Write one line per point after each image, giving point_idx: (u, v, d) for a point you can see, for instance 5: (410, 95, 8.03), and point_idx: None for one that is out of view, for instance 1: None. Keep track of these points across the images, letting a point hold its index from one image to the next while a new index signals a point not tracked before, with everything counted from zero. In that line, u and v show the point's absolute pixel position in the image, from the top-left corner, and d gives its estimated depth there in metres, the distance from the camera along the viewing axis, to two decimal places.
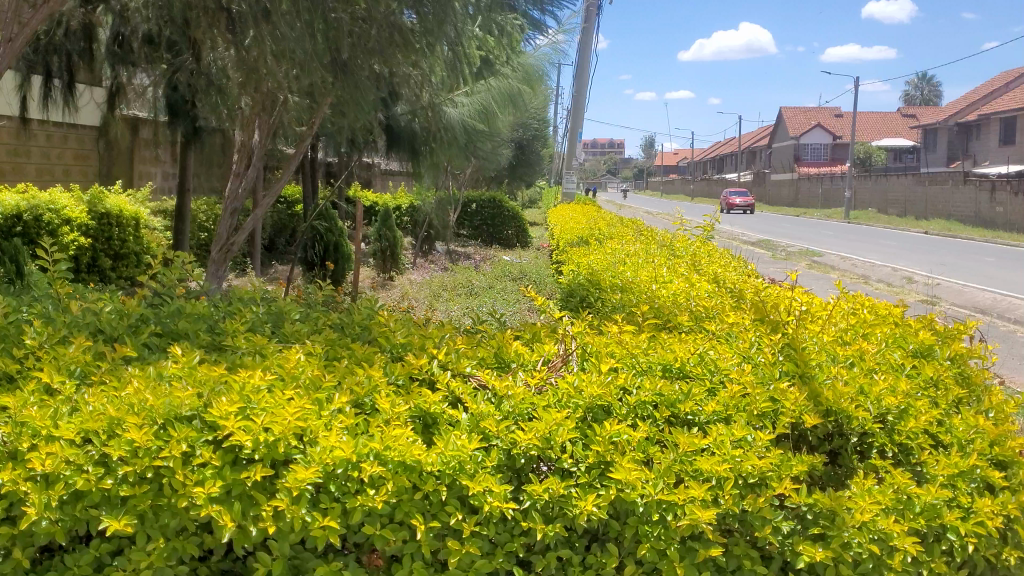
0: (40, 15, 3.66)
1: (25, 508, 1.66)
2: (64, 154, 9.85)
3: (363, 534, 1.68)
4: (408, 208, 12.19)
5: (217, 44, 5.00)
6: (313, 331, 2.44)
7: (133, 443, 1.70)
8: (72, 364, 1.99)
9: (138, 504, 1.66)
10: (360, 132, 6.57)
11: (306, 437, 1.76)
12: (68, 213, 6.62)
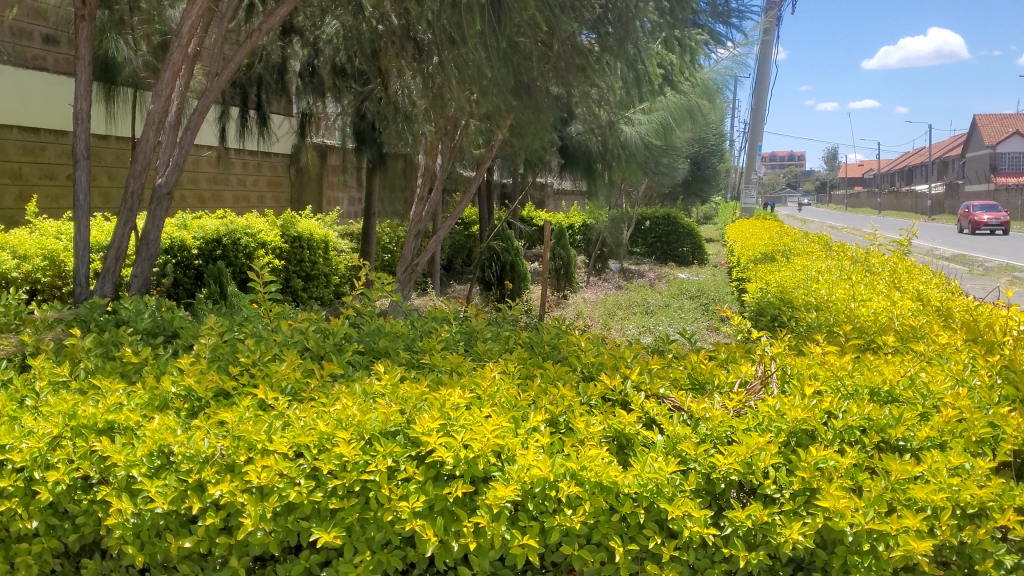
0: (243, 51, 3.86)
1: (241, 519, 1.74)
2: (258, 180, 10.40)
3: (562, 555, 1.67)
4: (582, 226, 12.23)
5: (404, 72, 5.16)
6: (505, 350, 2.46)
7: (341, 458, 1.77)
8: (283, 381, 2.07)
9: (347, 516, 1.71)
10: (539, 152, 6.62)
11: (504, 455, 1.77)
12: (264, 237, 6.95)
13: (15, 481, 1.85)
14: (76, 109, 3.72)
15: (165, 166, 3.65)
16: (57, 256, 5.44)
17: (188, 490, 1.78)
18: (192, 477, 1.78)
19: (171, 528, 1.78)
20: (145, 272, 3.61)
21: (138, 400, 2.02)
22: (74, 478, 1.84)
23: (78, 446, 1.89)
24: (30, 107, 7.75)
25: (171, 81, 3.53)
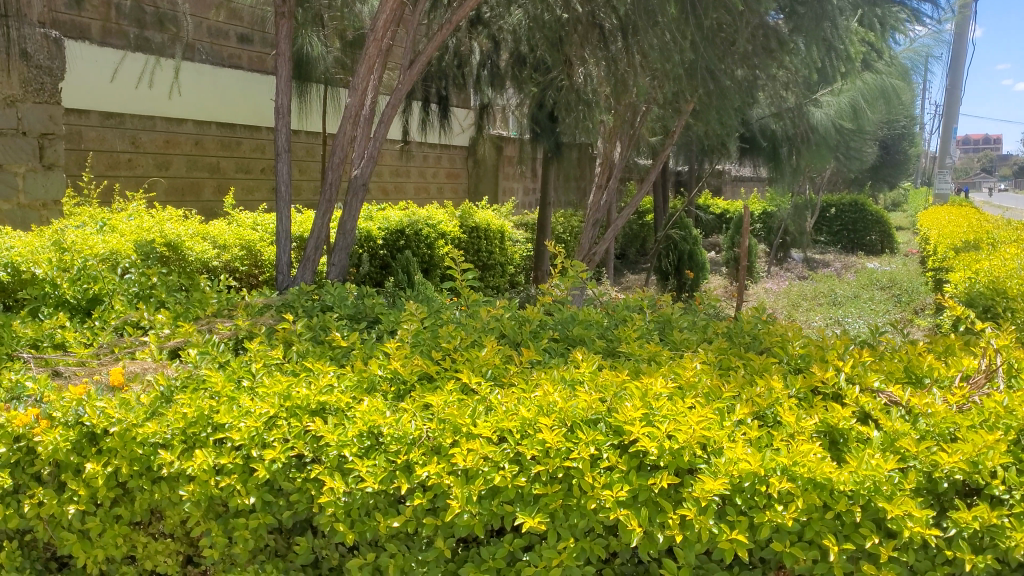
0: (434, 43, 3.93)
1: (447, 501, 1.76)
2: (438, 173, 10.65)
3: (772, 551, 1.61)
4: (762, 215, 11.93)
5: (588, 62, 5.17)
6: (702, 340, 2.42)
7: (545, 444, 1.77)
8: (484, 366, 2.10)
9: (550, 502, 1.71)
10: (720, 139, 6.48)
11: (710, 447, 1.73)
12: (444, 227, 7.10)
13: (234, 458, 1.96)
14: (277, 104, 3.88)
15: (360, 158, 3.77)
16: (254, 246, 5.75)
17: (396, 470, 1.83)
18: (401, 458, 1.83)
19: (380, 507, 1.83)
20: (342, 261, 3.75)
21: (348, 383, 2.11)
22: (289, 456, 1.93)
23: (292, 426, 1.98)
24: (228, 105, 8.21)
25: (366, 75, 3.64)
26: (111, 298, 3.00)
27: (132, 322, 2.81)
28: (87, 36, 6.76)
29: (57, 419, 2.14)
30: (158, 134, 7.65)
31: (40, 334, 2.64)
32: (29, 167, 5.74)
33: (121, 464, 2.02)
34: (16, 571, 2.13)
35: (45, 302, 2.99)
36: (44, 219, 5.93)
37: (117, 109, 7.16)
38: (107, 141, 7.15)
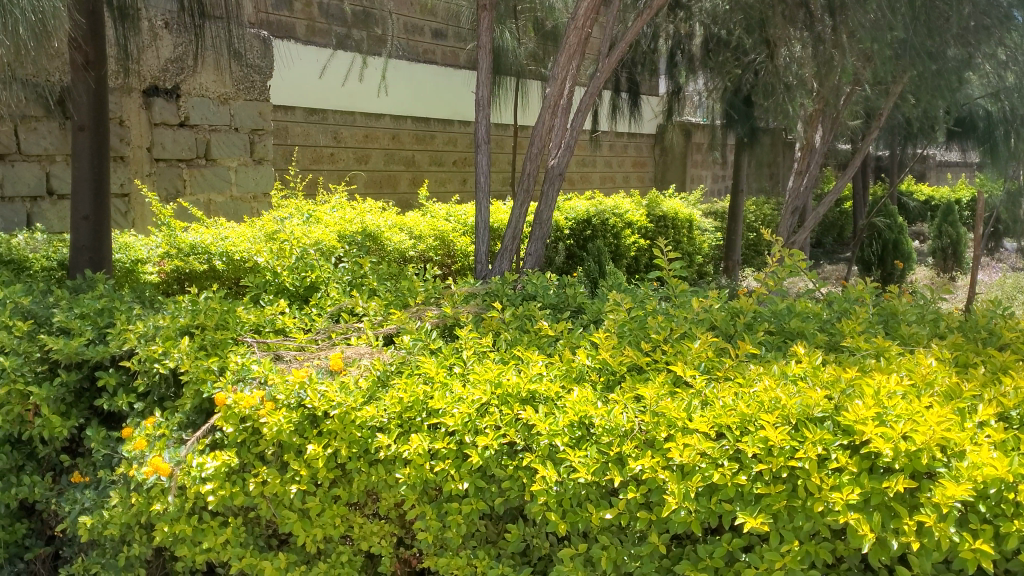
0: (634, 29, 3.86)
1: (663, 497, 1.73)
2: (624, 162, 10.70)
3: (1020, 563, 1.49)
4: (970, 202, 11.29)
5: (793, 42, 5.06)
6: (932, 335, 2.29)
7: (767, 441, 1.70)
8: (698, 359, 2.05)
9: (773, 503, 1.64)
10: (930, 122, 6.14)
11: (950, 450, 1.62)
12: (631, 217, 7.01)
13: (448, 444, 1.99)
14: (478, 96, 3.92)
15: (558, 148, 3.78)
16: (447, 237, 5.89)
17: (610, 462, 1.80)
18: (613, 450, 1.81)
19: (592, 499, 1.80)
20: (538, 250, 3.76)
21: (557, 372, 2.10)
22: (501, 443, 1.94)
23: (504, 414, 1.99)
24: (423, 100, 8.55)
25: (566, 64, 3.65)
26: (325, 286, 3.12)
27: (346, 309, 2.93)
28: (292, 35, 7.03)
29: (280, 402, 2.24)
30: (358, 129, 7.95)
31: (261, 320, 2.79)
32: (241, 161, 6.40)
33: (341, 446, 2.10)
34: (241, 547, 2.23)
35: (265, 289, 3.15)
36: (255, 211, 6.57)
37: (320, 106, 7.44)
38: (311, 136, 7.45)
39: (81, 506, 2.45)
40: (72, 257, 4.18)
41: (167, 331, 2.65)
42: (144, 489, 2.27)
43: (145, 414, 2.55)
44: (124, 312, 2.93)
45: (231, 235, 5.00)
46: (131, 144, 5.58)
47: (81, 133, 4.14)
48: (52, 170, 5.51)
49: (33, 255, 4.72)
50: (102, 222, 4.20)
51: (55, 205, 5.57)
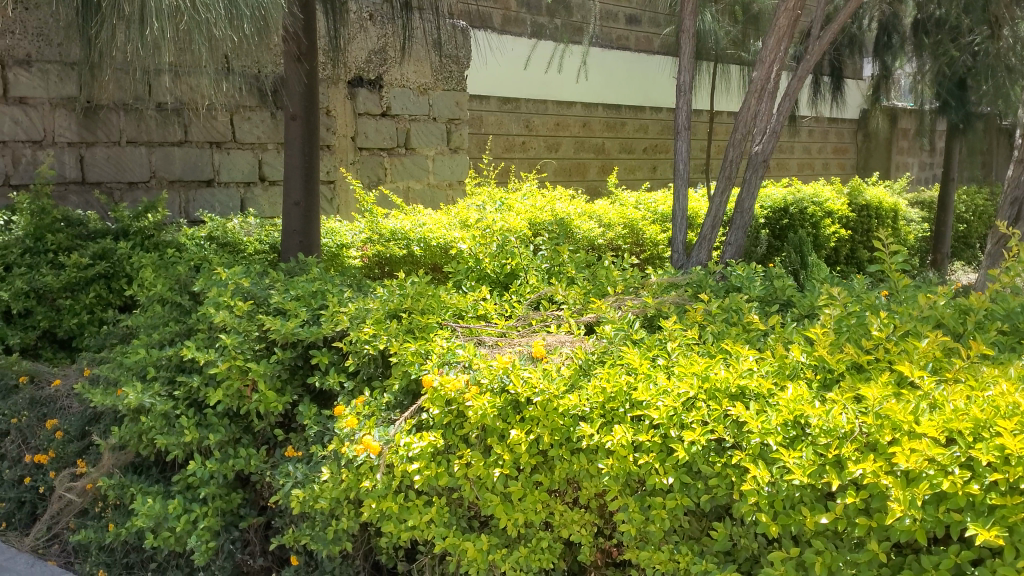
0: (849, 9, 3.68)
1: (886, 503, 1.65)
2: (824, 148, 10.72)
3: None
4: None
5: None
6: None
7: (1004, 450, 1.59)
8: (924, 359, 1.95)
9: (1008, 515, 1.53)
10: None
11: None
12: (831, 206, 6.73)
13: (652, 436, 1.96)
14: (679, 81, 3.87)
15: (762, 134, 3.68)
16: (636, 225, 5.86)
17: (826, 465, 1.73)
18: (831, 453, 1.74)
19: (807, 502, 1.74)
20: (738, 240, 3.66)
21: (768, 368, 2.04)
22: (709, 439, 1.90)
23: (712, 409, 1.94)
24: (613, 87, 8.93)
25: (775, 47, 3.56)
26: (524, 274, 3.15)
27: (547, 297, 2.95)
28: (488, 24, 7.42)
29: (485, 386, 2.27)
30: (549, 117, 8.37)
31: (465, 305, 2.84)
32: (438, 150, 6.57)
33: (543, 433, 2.12)
34: (444, 527, 2.28)
35: (467, 275, 3.22)
36: (450, 198, 6.74)
37: (513, 95, 7.89)
38: (504, 125, 7.90)
39: (294, 479, 2.55)
40: (284, 240, 4.44)
41: (377, 314, 2.75)
42: (355, 466, 2.39)
43: (354, 393, 2.65)
44: (334, 295, 3.07)
45: (429, 222, 5.18)
46: (336, 133, 5.90)
47: (293, 122, 4.36)
48: (264, 157, 5.80)
49: (248, 238, 5.04)
50: (312, 207, 4.43)
51: (266, 191, 5.86)
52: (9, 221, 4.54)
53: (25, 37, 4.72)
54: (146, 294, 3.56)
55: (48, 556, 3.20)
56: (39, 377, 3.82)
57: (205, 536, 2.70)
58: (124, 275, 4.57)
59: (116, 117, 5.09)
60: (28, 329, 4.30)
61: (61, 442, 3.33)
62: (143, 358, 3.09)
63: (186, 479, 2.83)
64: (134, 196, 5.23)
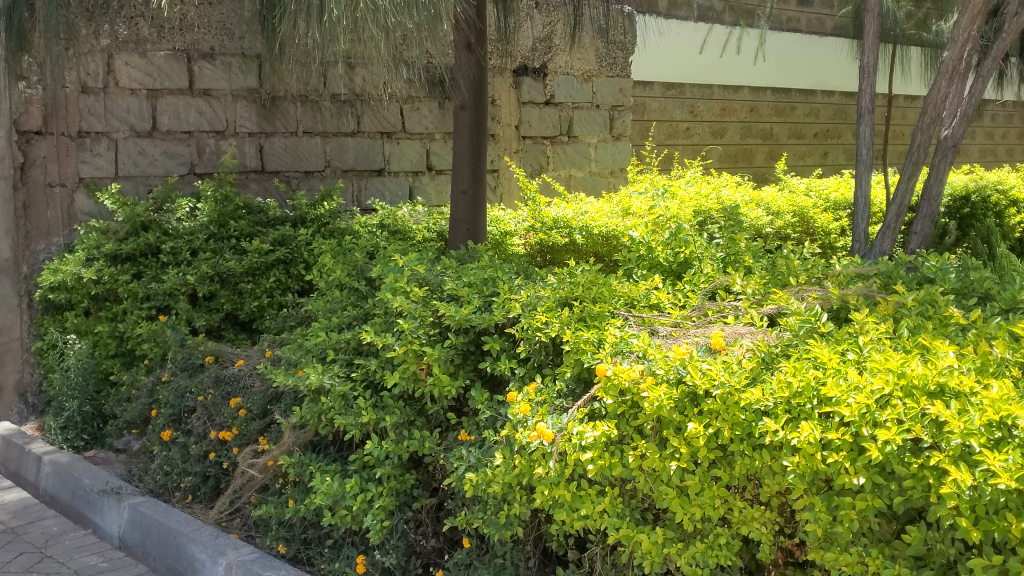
0: None
1: None
2: (1008, 133, 10.24)
3: None
4: None
5: None
6: None
7: None
8: None
9: None
10: None
11: None
12: (1017, 193, 6.36)
13: (842, 434, 1.89)
14: (863, 63, 3.93)
15: (952, 118, 3.68)
16: (806, 213, 5.69)
17: None
18: None
19: (1013, 507, 1.65)
20: (924, 230, 3.80)
21: (970, 365, 1.94)
22: (905, 439, 1.81)
23: (909, 407, 1.86)
24: (781, 70, 8.87)
25: (967, 25, 3.50)
26: (699, 262, 3.10)
27: (723, 287, 2.88)
28: (654, 10, 7.43)
29: (660, 376, 2.23)
30: (714, 103, 8.37)
31: (637, 294, 2.80)
32: (601, 138, 6.54)
33: (724, 426, 2.09)
34: (618, 517, 2.25)
35: (638, 264, 3.18)
36: (612, 186, 6.69)
37: (678, 81, 7.90)
38: (668, 112, 7.92)
39: (467, 463, 2.59)
40: (450, 228, 4.51)
41: (548, 302, 2.75)
42: (527, 453, 2.39)
43: (525, 379, 2.66)
44: (506, 282, 3.09)
45: (592, 210, 5.16)
46: (501, 122, 5.97)
47: (463, 111, 4.45)
48: (431, 147, 5.90)
49: (416, 226, 5.15)
50: (479, 195, 4.49)
51: (434, 180, 5.95)
52: (194, 208, 4.78)
53: (209, 31, 4.99)
54: (325, 280, 3.70)
55: (231, 529, 3.34)
56: (223, 357, 3.96)
57: (380, 515, 2.78)
58: (302, 262, 4.74)
59: (293, 108, 5.28)
60: (212, 310, 4.54)
61: (245, 420, 3.48)
62: (323, 341, 3.21)
63: (363, 459, 2.92)
64: (310, 184, 5.40)
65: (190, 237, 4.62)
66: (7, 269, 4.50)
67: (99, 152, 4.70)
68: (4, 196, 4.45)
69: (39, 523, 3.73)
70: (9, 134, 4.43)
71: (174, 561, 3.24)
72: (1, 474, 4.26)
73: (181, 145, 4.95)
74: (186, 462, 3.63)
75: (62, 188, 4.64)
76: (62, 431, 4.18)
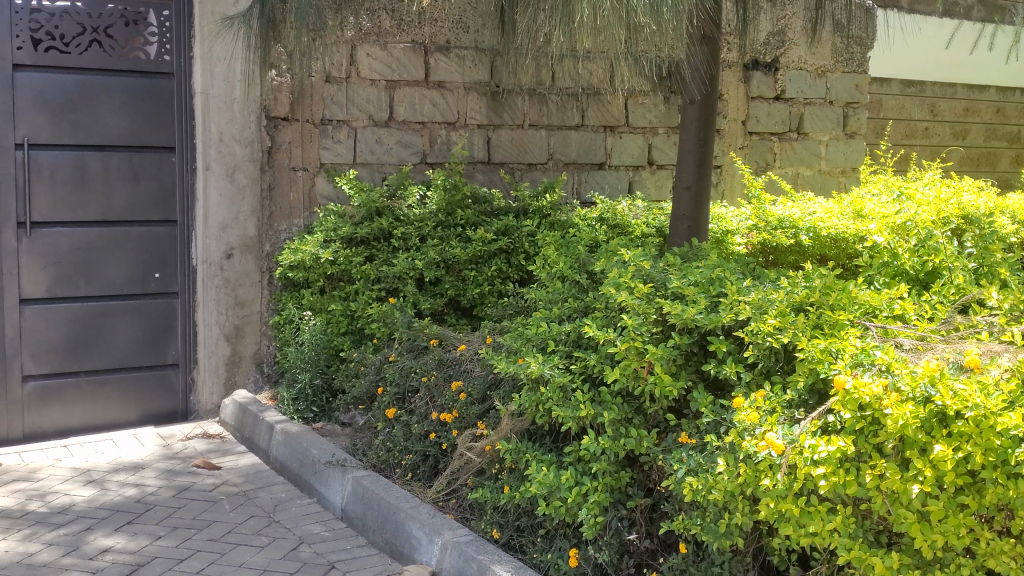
0: None
1: None
2: None
3: None
4: None
5: None
6: None
7: None
8: None
9: None
10: None
11: None
12: None
13: None
14: None
15: None
16: None
17: None
18: None
19: None
20: None
21: None
22: None
23: None
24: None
25: None
26: (948, 272, 2.93)
27: (976, 300, 2.70)
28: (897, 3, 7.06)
29: (906, 394, 2.11)
30: (958, 103, 7.93)
31: (879, 303, 2.64)
32: (833, 136, 6.27)
33: (976, 451, 1.97)
34: (849, 538, 2.14)
35: (880, 271, 3.06)
36: (842, 186, 6.39)
37: (919, 78, 7.46)
38: (907, 110, 7.51)
39: (687, 467, 2.53)
40: (672, 225, 4.45)
41: (781, 306, 2.65)
42: (753, 462, 2.30)
43: (752, 385, 2.57)
44: (734, 282, 2.99)
45: (821, 209, 4.98)
46: (727, 117, 5.85)
47: (692, 106, 4.37)
48: (654, 142, 5.82)
49: (636, 220, 5.11)
50: (704, 192, 4.41)
51: (654, 174, 5.86)
52: (424, 196, 4.94)
53: (445, 25, 5.13)
54: (548, 272, 3.73)
55: (447, 510, 3.41)
56: (446, 342, 4.09)
57: (594, 510, 2.75)
58: (523, 252, 4.81)
59: (521, 101, 5.35)
60: (437, 295, 4.68)
61: (464, 404, 3.56)
62: (544, 332, 3.23)
63: (579, 452, 2.91)
64: (533, 176, 5.46)
65: (420, 223, 4.79)
66: (252, 247, 4.78)
67: (340, 139, 4.92)
68: (252, 177, 4.73)
69: (268, 489, 3.95)
70: (259, 119, 4.72)
71: (391, 536, 3.34)
72: (236, 440, 4.53)
73: (415, 135, 5.12)
74: (407, 440, 3.74)
75: (305, 172, 4.89)
76: (294, 402, 4.42)
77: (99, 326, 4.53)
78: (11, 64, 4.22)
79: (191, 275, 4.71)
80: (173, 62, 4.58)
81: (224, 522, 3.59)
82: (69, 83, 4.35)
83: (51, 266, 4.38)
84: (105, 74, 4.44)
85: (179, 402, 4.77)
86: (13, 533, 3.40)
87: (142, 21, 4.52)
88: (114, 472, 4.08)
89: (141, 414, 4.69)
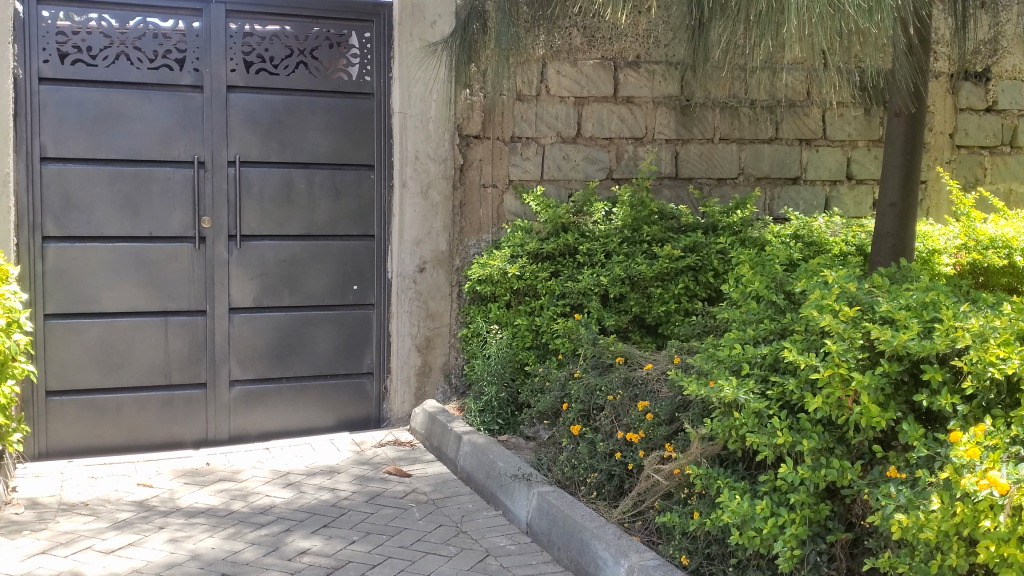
0: None
1: None
2: None
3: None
4: None
5: None
6: None
7: None
8: None
9: None
10: None
11: None
12: None
13: None
14: None
15: None
16: None
17: None
18: None
19: None
20: None
21: None
22: None
23: None
24: None
25: None
26: None
27: None
28: None
29: None
30: None
31: None
32: None
33: None
34: None
35: None
36: None
37: None
38: None
39: (896, 502, 2.37)
40: (875, 243, 4.25)
41: (1005, 334, 2.46)
42: (972, 502, 2.14)
43: (970, 419, 2.42)
44: (950, 307, 2.80)
45: None
46: (934, 129, 5.55)
47: (899, 118, 4.15)
48: (853, 155, 5.57)
49: (833, 238, 4.91)
50: (911, 209, 4.19)
51: (853, 189, 5.60)
52: (610, 212, 4.91)
53: (635, 40, 5.10)
54: (741, 291, 3.61)
55: (633, 531, 3.35)
56: (631, 360, 4.00)
57: (791, 543, 2.64)
58: (712, 269, 4.69)
59: (711, 115, 5.24)
60: (621, 312, 4.63)
61: (651, 424, 3.49)
62: (737, 355, 3.13)
63: (775, 481, 2.80)
64: (723, 192, 5.33)
65: (605, 240, 4.74)
66: (443, 261, 4.87)
67: (529, 156, 4.96)
68: (445, 194, 4.84)
69: (455, 499, 4.00)
70: (452, 138, 4.83)
71: (577, 554, 3.30)
72: (425, 449, 4.61)
73: (602, 150, 5.10)
74: (593, 458, 3.71)
75: (495, 188, 4.95)
76: (480, 414, 4.48)
77: (300, 334, 4.73)
78: (226, 86, 4.47)
79: (386, 287, 4.85)
80: (373, 82, 4.74)
81: (414, 530, 3.66)
82: (277, 103, 4.57)
83: (258, 277, 4.61)
84: (310, 95, 4.64)
85: (372, 410, 4.91)
86: (219, 531, 3.57)
87: (345, 43, 4.70)
88: (310, 476, 4.23)
89: (337, 420, 4.86)
